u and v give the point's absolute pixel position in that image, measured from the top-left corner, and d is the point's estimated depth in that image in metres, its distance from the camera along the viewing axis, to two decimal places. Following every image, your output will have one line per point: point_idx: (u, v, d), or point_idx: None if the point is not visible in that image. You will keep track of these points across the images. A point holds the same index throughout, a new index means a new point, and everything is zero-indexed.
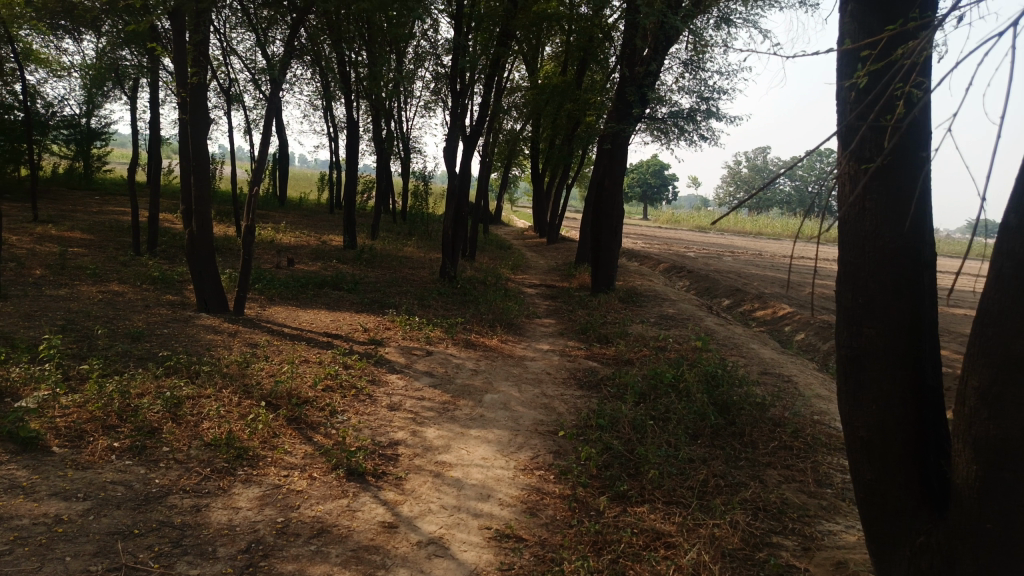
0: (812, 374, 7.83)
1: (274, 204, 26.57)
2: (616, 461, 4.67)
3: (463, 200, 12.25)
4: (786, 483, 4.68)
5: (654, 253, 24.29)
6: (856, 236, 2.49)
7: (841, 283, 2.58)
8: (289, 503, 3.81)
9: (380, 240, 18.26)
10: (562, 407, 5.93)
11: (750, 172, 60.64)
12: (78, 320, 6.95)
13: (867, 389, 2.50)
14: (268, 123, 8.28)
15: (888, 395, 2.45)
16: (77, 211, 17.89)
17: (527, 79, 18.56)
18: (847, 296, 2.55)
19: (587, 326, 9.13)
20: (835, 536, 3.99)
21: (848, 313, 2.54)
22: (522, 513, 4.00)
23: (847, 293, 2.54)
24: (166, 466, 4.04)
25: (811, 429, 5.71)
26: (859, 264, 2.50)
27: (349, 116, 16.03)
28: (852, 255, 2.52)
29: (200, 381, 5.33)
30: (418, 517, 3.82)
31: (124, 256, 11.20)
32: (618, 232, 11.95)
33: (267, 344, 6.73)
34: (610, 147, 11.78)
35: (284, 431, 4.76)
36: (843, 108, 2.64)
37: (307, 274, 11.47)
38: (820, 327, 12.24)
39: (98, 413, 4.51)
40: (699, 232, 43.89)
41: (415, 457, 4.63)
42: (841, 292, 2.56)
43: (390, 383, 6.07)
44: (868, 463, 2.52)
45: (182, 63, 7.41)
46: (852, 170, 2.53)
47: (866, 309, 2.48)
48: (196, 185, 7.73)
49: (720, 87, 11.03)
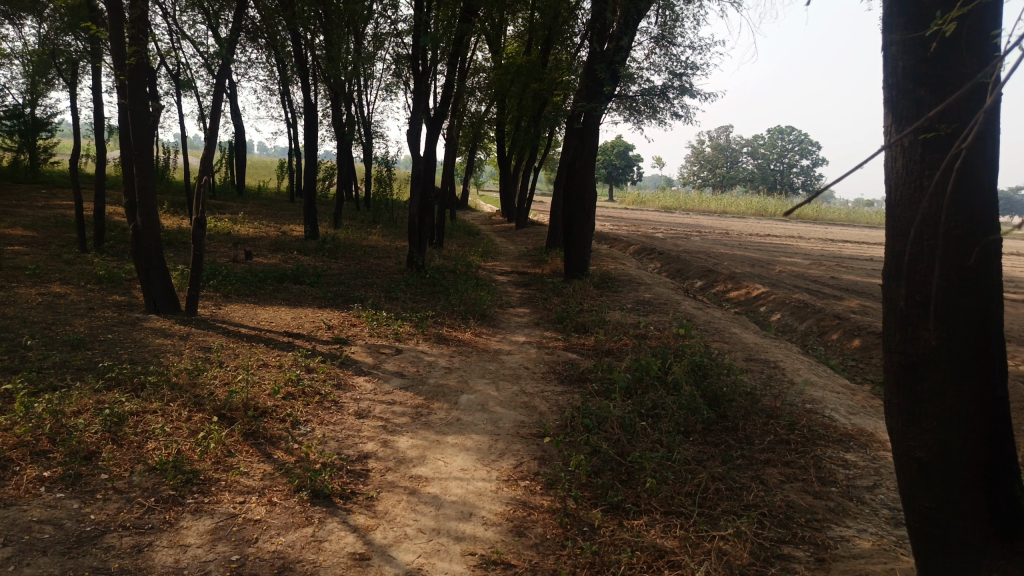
0: (798, 358, 7.57)
1: (232, 194, 25.69)
2: (606, 467, 4.31)
3: (429, 186, 11.76)
4: (788, 483, 4.37)
5: (623, 235, 24.05)
6: (910, 221, 2.26)
7: (894, 277, 2.34)
8: (245, 537, 3.36)
9: (344, 228, 17.65)
10: (544, 406, 5.54)
11: (713, 151, 60.80)
12: (12, 327, 6.35)
13: (926, 407, 2.29)
14: (218, 108, 7.70)
15: (951, 412, 2.25)
16: (20, 206, 16.94)
17: (490, 60, 18.03)
18: (902, 293, 2.32)
19: (564, 314, 8.75)
20: (848, 542, 3.67)
21: (903, 316, 2.32)
22: (509, 533, 3.61)
23: (903, 290, 2.31)
24: (103, 499, 3.55)
25: (806, 421, 5.41)
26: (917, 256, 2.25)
27: (307, 101, 15.34)
28: (909, 244, 2.27)
29: (145, 396, 4.82)
30: (393, 546, 3.41)
31: (68, 254, 10.50)
32: (591, 216, 11.60)
33: (222, 348, 6.22)
34: (581, 127, 11.36)
35: (240, 448, 4.30)
36: (899, 67, 2.35)
37: (266, 267, 10.89)
38: (796, 307, 12.08)
39: (26, 438, 3.98)
40: (664, 212, 43.87)
41: (387, 471, 4.20)
42: (890, 285, 2.36)
43: (357, 386, 5.62)
44: (926, 490, 2.35)
45: (119, 43, 6.78)
46: (909, 142, 2.26)
47: (924, 311, 2.25)
48: (139, 175, 7.12)
49: (692, 62, 10.67)
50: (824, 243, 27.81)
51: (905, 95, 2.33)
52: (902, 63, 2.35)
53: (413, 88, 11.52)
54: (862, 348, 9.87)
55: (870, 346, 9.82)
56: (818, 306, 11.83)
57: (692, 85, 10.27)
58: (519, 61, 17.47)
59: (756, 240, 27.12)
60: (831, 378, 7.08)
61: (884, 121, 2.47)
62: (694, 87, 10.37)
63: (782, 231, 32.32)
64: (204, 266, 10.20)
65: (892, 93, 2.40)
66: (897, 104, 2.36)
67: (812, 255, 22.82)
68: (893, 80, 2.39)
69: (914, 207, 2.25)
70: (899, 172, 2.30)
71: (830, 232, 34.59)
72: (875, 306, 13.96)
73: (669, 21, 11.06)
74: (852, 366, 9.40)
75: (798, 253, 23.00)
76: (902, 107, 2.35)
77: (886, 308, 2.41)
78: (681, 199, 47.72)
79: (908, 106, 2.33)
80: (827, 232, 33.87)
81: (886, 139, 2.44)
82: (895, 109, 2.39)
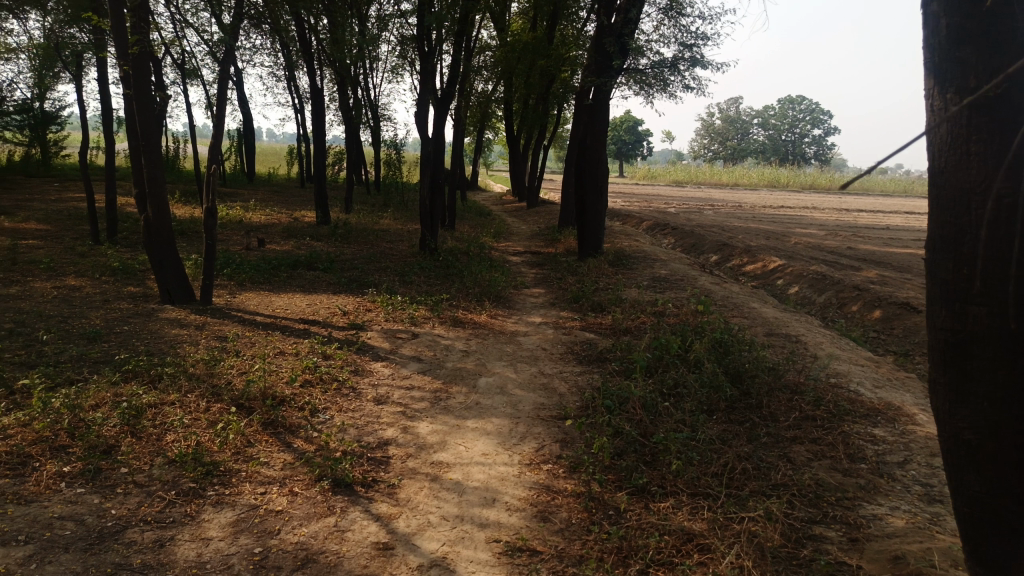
0: (819, 332, 7.44)
1: (243, 182, 25.67)
2: (630, 449, 4.24)
3: (439, 168, 11.65)
4: (817, 461, 4.29)
5: (636, 211, 23.84)
6: (958, 190, 2.15)
7: (941, 249, 2.24)
8: (267, 528, 3.33)
9: (355, 213, 17.58)
10: (564, 388, 5.47)
11: (724, 124, 60.07)
12: (28, 322, 6.34)
13: (975, 386, 2.20)
14: (224, 96, 7.61)
15: (1002, 392, 2.15)
16: (33, 199, 16.99)
17: (496, 38, 17.79)
18: (948, 267, 2.22)
19: (579, 294, 8.66)
20: (881, 521, 3.59)
21: (949, 291, 2.22)
22: (533, 518, 3.55)
23: (949, 264, 2.21)
24: (124, 493, 3.52)
25: (832, 396, 5.31)
26: (965, 228, 2.15)
27: (314, 86, 15.21)
28: (958, 215, 2.16)
29: (163, 387, 4.79)
30: (417, 534, 3.36)
31: (82, 247, 10.50)
32: (604, 193, 11.45)
33: (238, 337, 6.19)
34: (591, 103, 11.17)
35: (259, 438, 4.26)
36: (940, 25, 2.21)
37: (279, 254, 10.85)
38: (814, 279, 11.91)
39: (44, 433, 3.96)
40: (676, 187, 43.48)
41: (408, 458, 4.15)
42: (935, 258, 2.25)
43: (375, 372, 5.57)
44: (975, 471, 2.27)
45: (121, 32, 6.69)
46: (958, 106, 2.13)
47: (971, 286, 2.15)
48: (148, 166, 7.06)
49: (703, 33, 10.43)
50: (839, 213, 27.44)
51: (948, 54, 2.19)
52: (943, 22, 2.20)
53: (420, 69, 11.36)
54: (883, 319, 9.71)
55: (892, 317, 9.66)
56: (837, 277, 11.66)
57: (703, 57, 10.04)
58: (525, 37, 17.23)
59: (770, 212, 26.79)
60: (854, 351, 6.95)
61: (923, 81, 2.32)
62: (706, 59, 10.14)
63: (796, 203, 31.93)
64: (217, 255, 10.17)
65: (932, 53, 2.25)
66: (939, 64, 2.22)
67: (827, 226, 22.53)
68: (934, 39, 2.24)
69: (961, 177, 2.14)
70: (946, 137, 2.17)
71: (845, 202, 34.12)
72: (895, 276, 13.76)
73: None
74: (873, 338, 9.26)
75: (814, 224, 22.70)
76: (944, 66, 2.22)
77: (931, 281, 2.31)
78: (692, 173, 47.24)
79: (950, 66, 2.19)
80: (842, 202, 33.43)
81: (926, 102, 2.30)
82: (936, 69, 2.24)
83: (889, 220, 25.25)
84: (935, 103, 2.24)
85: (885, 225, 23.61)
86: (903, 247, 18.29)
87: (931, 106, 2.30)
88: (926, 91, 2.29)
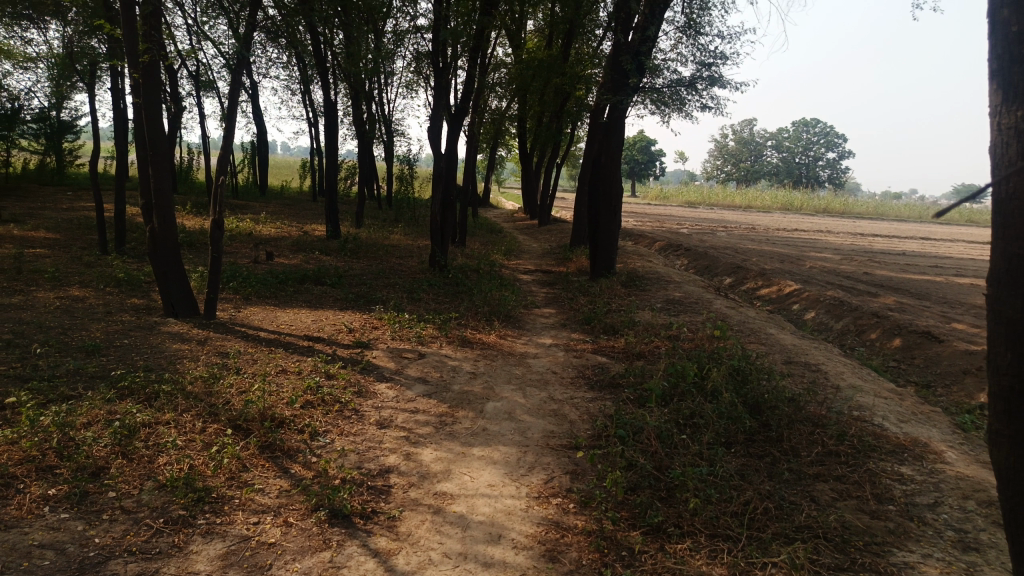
0: (839, 361, 7.21)
1: (255, 194, 25.70)
2: (644, 484, 4.03)
3: (451, 184, 11.52)
4: (842, 501, 4.07)
5: (648, 231, 23.65)
6: None
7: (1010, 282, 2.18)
8: (259, 563, 3.13)
9: (366, 228, 17.46)
10: (575, 415, 5.26)
11: (737, 145, 59.65)
12: (27, 333, 6.20)
13: None
14: (235, 107, 7.51)
15: None
16: (46, 208, 16.99)
17: (511, 54, 17.74)
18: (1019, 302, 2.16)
19: (591, 315, 8.45)
20: (914, 570, 3.35)
21: (1017, 326, 2.16)
22: (541, 558, 3.34)
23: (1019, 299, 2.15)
24: (109, 520, 3.33)
25: (856, 430, 5.08)
26: None
27: (327, 100, 15.17)
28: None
29: (158, 406, 4.61)
30: (417, 573, 3.15)
31: (89, 256, 10.41)
32: (617, 213, 11.27)
33: (240, 353, 6.02)
34: (606, 121, 11.02)
35: (256, 462, 4.07)
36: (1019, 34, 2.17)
37: (288, 268, 10.72)
38: (831, 304, 11.66)
39: (31, 453, 3.78)
40: (688, 207, 43.27)
41: (410, 488, 3.95)
42: (1004, 290, 2.19)
43: (379, 394, 5.37)
44: None
45: (132, 39, 6.61)
46: None
47: None
48: (154, 175, 6.94)
49: (721, 51, 10.28)
50: (853, 237, 27.15)
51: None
52: (1015, 25, 2.16)
53: (434, 84, 11.27)
54: (904, 348, 9.45)
55: (912, 346, 9.40)
56: (854, 304, 11.41)
57: (722, 75, 9.88)
58: (540, 55, 17.18)
59: (784, 234, 26.53)
60: (876, 381, 6.71)
61: (993, 99, 2.28)
62: (724, 77, 9.98)
63: (809, 226, 31.65)
64: (224, 267, 10.04)
65: (1008, 66, 2.20)
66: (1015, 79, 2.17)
67: (842, 250, 22.26)
68: (1010, 53, 2.19)
69: None
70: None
71: (859, 226, 33.81)
72: (913, 302, 13.49)
73: (696, 10, 10.69)
74: (893, 367, 8.99)
75: (829, 248, 22.42)
76: (1018, 79, 2.17)
77: (998, 315, 2.24)
78: (705, 194, 47.02)
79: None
80: (856, 226, 33.13)
81: (996, 119, 2.25)
82: (1009, 84, 2.19)
83: (905, 246, 24.95)
84: (1009, 120, 2.18)
85: (900, 250, 23.29)
86: (919, 273, 18.00)
87: (1000, 124, 2.25)
88: (990, 103, 2.26)
